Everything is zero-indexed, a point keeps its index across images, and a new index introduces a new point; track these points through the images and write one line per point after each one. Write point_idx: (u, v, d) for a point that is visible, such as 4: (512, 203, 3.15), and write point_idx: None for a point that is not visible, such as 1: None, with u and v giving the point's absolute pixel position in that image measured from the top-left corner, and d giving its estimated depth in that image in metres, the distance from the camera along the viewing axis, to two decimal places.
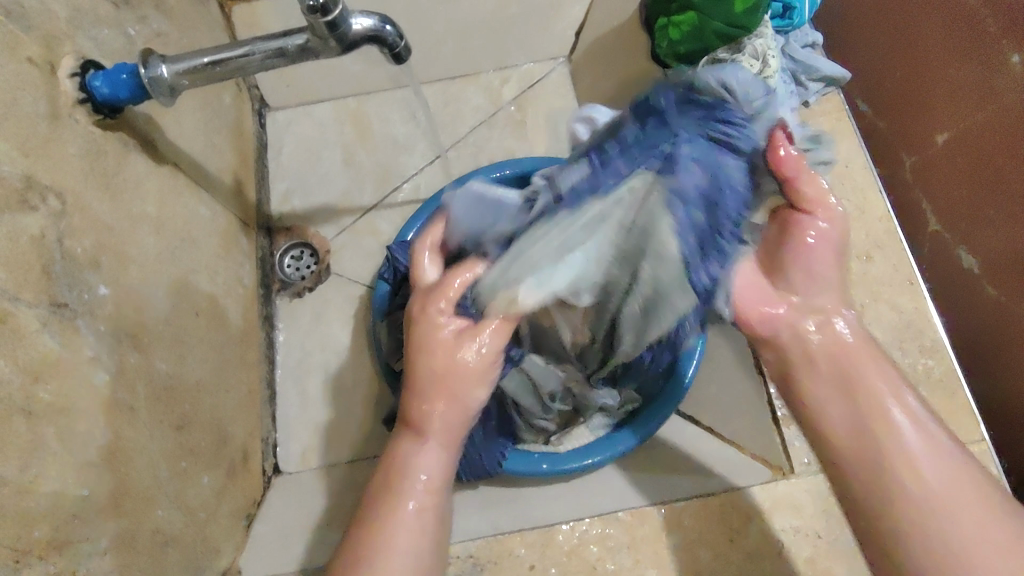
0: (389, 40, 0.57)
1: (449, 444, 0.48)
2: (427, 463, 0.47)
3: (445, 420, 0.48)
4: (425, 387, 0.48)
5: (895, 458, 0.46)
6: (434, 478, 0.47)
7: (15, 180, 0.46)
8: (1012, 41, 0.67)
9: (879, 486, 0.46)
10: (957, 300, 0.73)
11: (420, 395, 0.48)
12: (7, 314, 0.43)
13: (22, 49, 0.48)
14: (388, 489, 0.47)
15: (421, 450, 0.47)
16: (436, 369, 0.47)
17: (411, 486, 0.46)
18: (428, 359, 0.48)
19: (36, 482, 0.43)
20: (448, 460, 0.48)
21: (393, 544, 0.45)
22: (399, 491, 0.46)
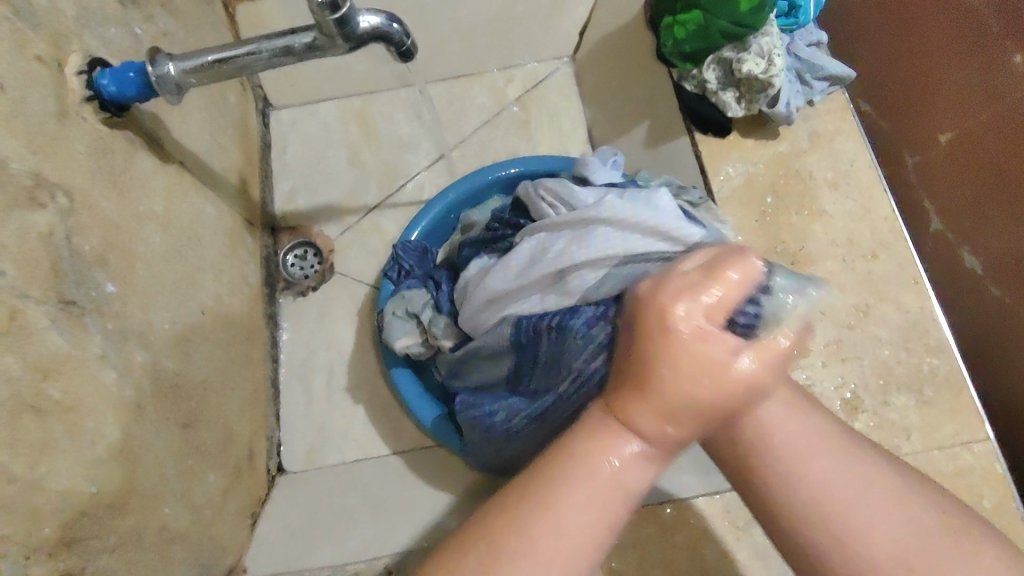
0: (395, 39, 0.57)
1: (659, 458, 0.41)
2: (628, 465, 0.40)
3: (659, 435, 0.40)
4: (660, 390, 0.39)
5: (775, 440, 0.43)
6: (629, 480, 0.41)
7: (23, 177, 0.46)
8: (1014, 41, 0.65)
9: (755, 472, 0.43)
10: (961, 299, 0.74)
11: (647, 395, 0.39)
12: (17, 310, 0.43)
13: (30, 47, 0.48)
14: (575, 461, 0.41)
15: (625, 442, 0.40)
16: (680, 371, 0.39)
17: (610, 479, 0.40)
18: (684, 352, 0.39)
19: (45, 478, 0.43)
20: (649, 474, 0.41)
21: (569, 525, 0.40)
22: (594, 477, 0.40)
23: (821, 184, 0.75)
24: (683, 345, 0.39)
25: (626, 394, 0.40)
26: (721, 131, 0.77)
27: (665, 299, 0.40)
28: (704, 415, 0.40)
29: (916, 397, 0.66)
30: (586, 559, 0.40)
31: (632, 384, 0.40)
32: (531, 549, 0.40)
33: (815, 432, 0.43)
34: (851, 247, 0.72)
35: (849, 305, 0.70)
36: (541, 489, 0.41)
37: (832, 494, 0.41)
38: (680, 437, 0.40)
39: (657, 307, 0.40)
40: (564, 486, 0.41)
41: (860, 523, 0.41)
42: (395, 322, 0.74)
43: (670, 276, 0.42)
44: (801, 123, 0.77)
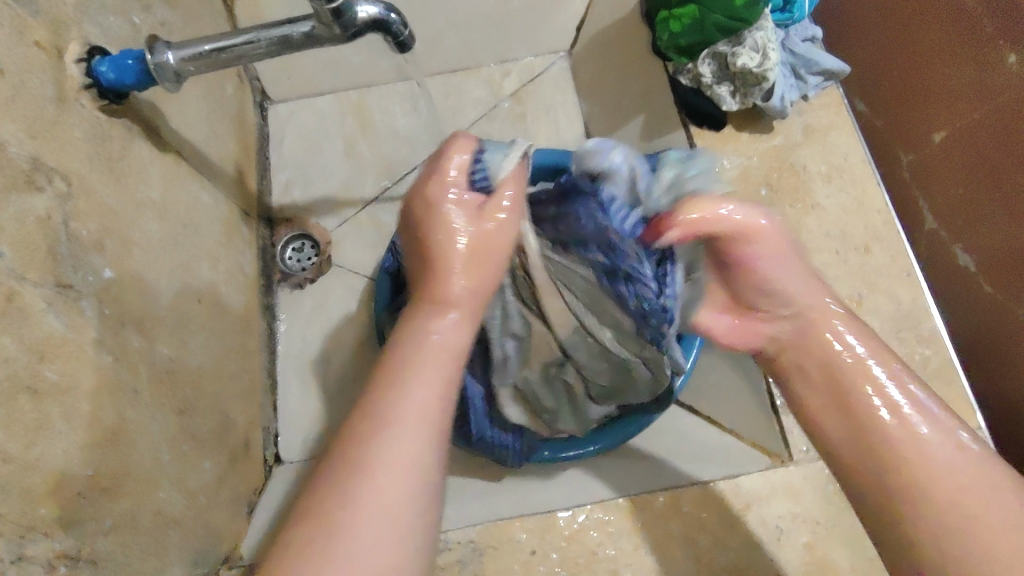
0: (392, 29, 0.57)
1: (460, 323, 0.50)
2: (445, 332, 0.49)
3: (450, 295, 0.50)
4: (437, 268, 0.50)
5: (946, 479, 0.49)
6: (447, 341, 0.49)
7: (22, 161, 0.46)
8: (1007, 39, 0.66)
9: (873, 475, 0.52)
10: (954, 296, 0.74)
11: (439, 272, 0.50)
12: (13, 292, 0.43)
13: (30, 32, 0.49)
14: (401, 356, 0.47)
15: (439, 317, 0.49)
16: (451, 244, 0.50)
17: (433, 349, 0.48)
18: (445, 238, 0.50)
19: (41, 459, 0.43)
20: (456, 337, 0.49)
21: (401, 412, 0.45)
22: (412, 361, 0.47)
23: (815, 177, 0.75)
24: (445, 236, 0.50)
25: (427, 289, 0.51)
26: (715, 125, 0.77)
27: (429, 206, 0.51)
28: (483, 285, 0.51)
29: None
30: (432, 432, 0.45)
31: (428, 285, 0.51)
32: (383, 451, 0.43)
33: (936, 445, 0.50)
34: (844, 240, 0.73)
35: (842, 297, 0.70)
36: (374, 398, 0.46)
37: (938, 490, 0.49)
38: (471, 292, 0.50)
39: (423, 206, 0.51)
40: (392, 383, 0.46)
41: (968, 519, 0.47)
42: None
43: (416, 197, 0.52)
44: (796, 117, 0.78)
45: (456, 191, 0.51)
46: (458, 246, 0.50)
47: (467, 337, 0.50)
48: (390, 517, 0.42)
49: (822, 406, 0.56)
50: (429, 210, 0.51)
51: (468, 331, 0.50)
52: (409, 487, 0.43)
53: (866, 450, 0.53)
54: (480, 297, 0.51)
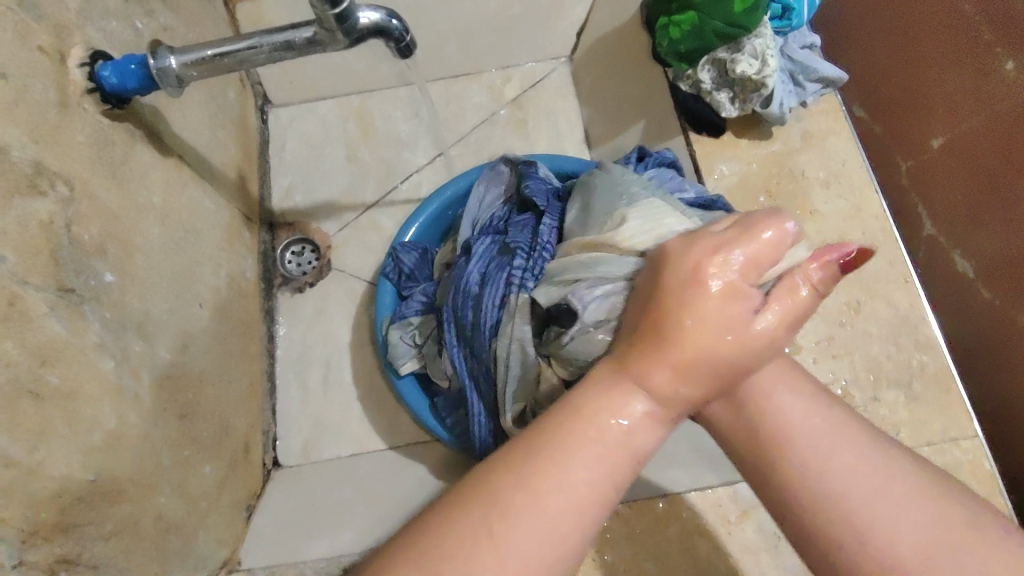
0: (394, 35, 0.58)
1: (626, 439, 0.41)
2: (623, 428, 0.41)
3: (652, 382, 0.41)
4: (664, 343, 0.41)
5: (802, 446, 0.43)
6: (632, 436, 0.41)
7: (24, 166, 0.46)
8: (1006, 46, 0.66)
9: (770, 463, 0.44)
10: (955, 305, 0.74)
11: (659, 352, 0.41)
12: (16, 296, 0.43)
13: (33, 38, 0.49)
14: (569, 424, 0.41)
15: (626, 405, 0.41)
16: (685, 338, 0.40)
17: (615, 433, 0.40)
18: (678, 327, 0.40)
19: (43, 463, 0.43)
20: (655, 431, 0.41)
21: (552, 495, 0.39)
22: (584, 435, 0.40)
23: (814, 183, 0.76)
24: (679, 331, 0.40)
25: (635, 373, 0.41)
26: (717, 131, 0.79)
27: (693, 291, 0.41)
28: (688, 401, 0.41)
29: (908, 393, 0.68)
30: (576, 537, 0.39)
31: (642, 351, 0.41)
32: (512, 532, 0.38)
33: (838, 427, 0.44)
34: (843, 246, 0.74)
35: (842, 305, 0.71)
36: (512, 465, 0.40)
37: (854, 488, 0.41)
38: (669, 395, 0.41)
39: (685, 274, 0.42)
40: (549, 458, 0.40)
41: (893, 513, 0.40)
42: (402, 342, 0.75)
43: (694, 247, 0.43)
44: (795, 123, 0.79)
45: (727, 275, 0.41)
46: (684, 323, 0.40)
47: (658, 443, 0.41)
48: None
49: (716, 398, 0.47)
50: (687, 281, 0.41)
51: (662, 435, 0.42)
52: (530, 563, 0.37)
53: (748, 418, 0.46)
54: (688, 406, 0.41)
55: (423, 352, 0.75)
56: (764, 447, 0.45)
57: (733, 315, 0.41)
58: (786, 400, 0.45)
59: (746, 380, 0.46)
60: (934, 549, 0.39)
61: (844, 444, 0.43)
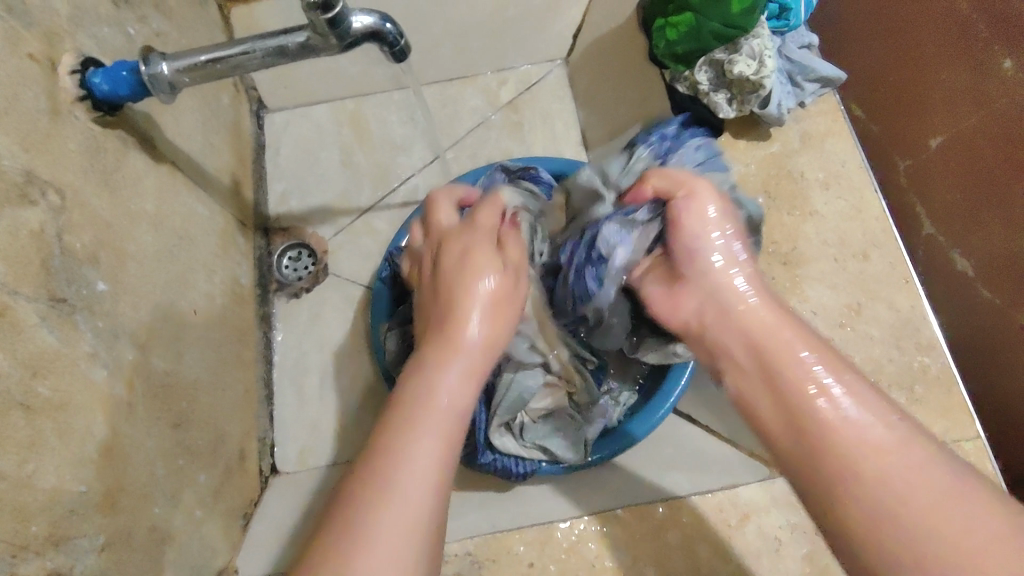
0: (388, 39, 0.57)
1: (469, 370, 0.50)
2: (453, 390, 0.48)
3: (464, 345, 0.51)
4: (455, 316, 0.53)
5: (854, 447, 0.43)
6: (454, 400, 0.48)
7: (14, 174, 0.45)
8: (1005, 45, 0.67)
9: (825, 471, 0.43)
10: (953, 302, 0.73)
11: (452, 336, 0.52)
12: (7, 307, 0.42)
13: (23, 45, 0.48)
14: (400, 420, 0.46)
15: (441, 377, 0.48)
16: (465, 293, 0.54)
17: (437, 414, 0.46)
18: (462, 288, 0.54)
19: (33, 476, 0.43)
20: (468, 390, 0.49)
21: (406, 483, 0.42)
22: (414, 420, 0.45)
23: (812, 184, 0.76)
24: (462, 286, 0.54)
25: (436, 346, 0.51)
26: (713, 132, 0.77)
27: (445, 256, 0.58)
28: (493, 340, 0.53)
29: (908, 395, 0.68)
30: (437, 504, 0.43)
31: (439, 339, 0.52)
32: (379, 531, 0.40)
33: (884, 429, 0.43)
34: (843, 248, 0.73)
35: (841, 306, 0.71)
36: (381, 444, 0.44)
37: (909, 494, 0.40)
38: (491, 302, 0.54)
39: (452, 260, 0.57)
40: (404, 432, 0.45)
41: (918, 497, 0.40)
42: (392, 347, 0.74)
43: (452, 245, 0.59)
44: (793, 124, 0.78)
45: (481, 260, 0.56)
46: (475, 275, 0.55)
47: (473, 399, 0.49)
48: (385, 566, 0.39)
49: (751, 388, 0.50)
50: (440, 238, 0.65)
51: (498, 326, 0.54)
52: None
53: (796, 424, 0.46)
54: (496, 347, 0.53)
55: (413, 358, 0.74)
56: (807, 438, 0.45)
57: (514, 259, 0.59)
58: (834, 401, 0.45)
59: (786, 369, 0.48)
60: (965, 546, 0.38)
61: (905, 453, 0.42)
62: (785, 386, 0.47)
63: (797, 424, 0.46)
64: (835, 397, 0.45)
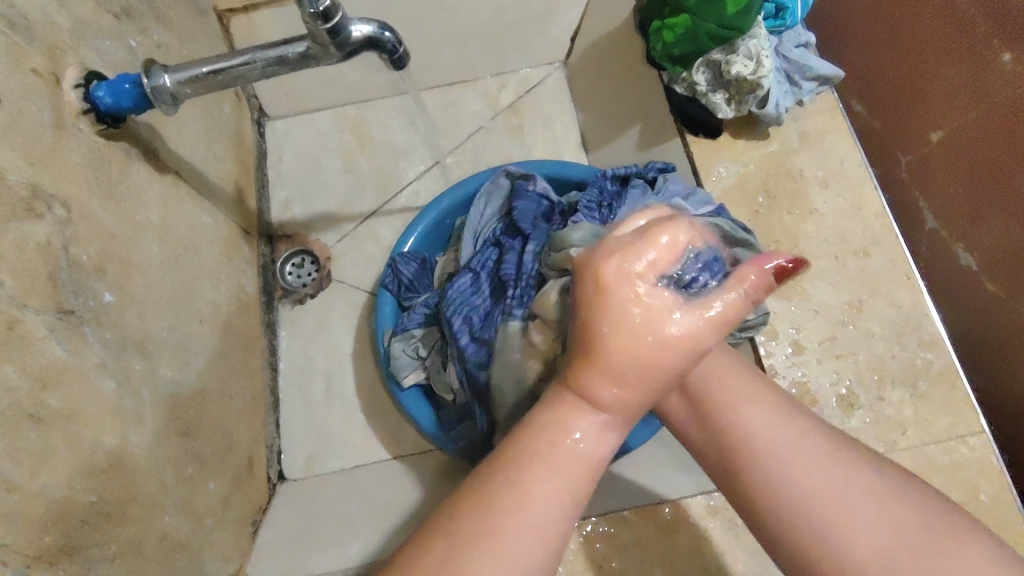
0: (388, 47, 0.58)
1: (614, 424, 0.41)
2: (586, 441, 0.40)
3: (606, 396, 0.40)
4: (595, 356, 0.40)
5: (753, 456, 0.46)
6: (592, 453, 0.41)
7: (21, 189, 0.46)
8: (1002, 39, 0.66)
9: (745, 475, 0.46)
10: (958, 296, 0.73)
11: (593, 365, 0.40)
12: (16, 319, 0.43)
13: (27, 60, 0.49)
14: (519, 452, 0.40)
15: (579, 420, 0.41)
16: (611, 330, 0.39)
17: (564, 463, 0.40)
18: (604, 307, 0.40)
19: (46, 487, 0.43)
20: (609, 441, 0.41)
21: (515, 540, 0.38)
22: (543, 463, 0.40)
23: (812, 182, 0.76)
24: (608, 330, 0.40)
25: (575, 369, 0.41)
26: (714, 133, 0.78)
27: (603, 267, 0.41)
28: (657, 378, 0.40)
29: (912, 391, 0.68)
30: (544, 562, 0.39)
31: (577, 367, 0.41)
32: None
33: (796, 438, 0.46)
34: (843, 244, 0.74)
35: (843, 302, 0.72)
36: (489, 495, 0.39)
37: (808, 497, 0.43)
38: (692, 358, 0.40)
39: (608, 277, 0.40)
40: (513, 482, 0.39)
41: (821, 489, 0.43)
42: (403, 355, 0.75)
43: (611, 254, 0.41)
44: (791, 123, 0.79)
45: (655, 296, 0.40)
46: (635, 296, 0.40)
47: (614, 447, 0.42)
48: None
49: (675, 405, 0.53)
50: (604, 295, 0.40)
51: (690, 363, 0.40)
52: None
53: (720, 439, 0.49)
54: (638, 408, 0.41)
55: (426, 364, 0.75)
56: (730, 457, 0.48)
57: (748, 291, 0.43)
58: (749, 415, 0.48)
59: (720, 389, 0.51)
60: (900, 554, 0.40)
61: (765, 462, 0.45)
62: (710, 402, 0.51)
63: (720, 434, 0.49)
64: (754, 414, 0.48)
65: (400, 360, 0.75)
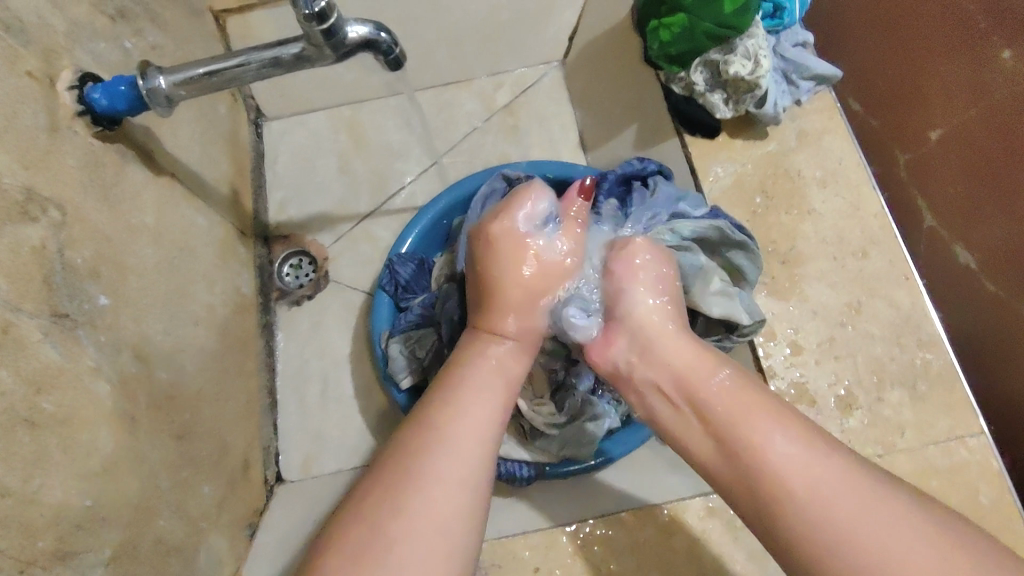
0: (383, 48, 0.57)
1: (516, 349, 0.57)
2: (501, 358, 0.55)
3: (509, 328, 0.58)
4: (499, 301, 0.59)
5: (786, 487, 0.44)
6: (504, 368, 0.54)
7: (15, 192, 0.46)
8: (1002, 35, 0.67)
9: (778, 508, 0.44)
10: (956, 298, 0.72)
11: (498, 307, 0.58)
12: (10, 324, 0.43)
13: (21, 63, 0.49)
14: (451, 381, 0.52)
15: (493, 346, 0.56)
16: (505, 278, 0.59)
17: (480, 381, 0.52)
18: (503, 262, 0.60)
19: (40, 492, 0.43)
20: (517, 361, 0.56)
21: (458, 445, 0.47)
22: (468, 385, 0.51)
23: (810, 182, 0.76)
24: (505, 274, 0.60)
25: (484, 318, 0.59)
26: (711, 133, 0.79)
27: (496, 228, 0.61)
28: (535, 302, 0.60)
29: (910, 392, 0.68)
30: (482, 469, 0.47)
31: (485, 313, 0.59)
32: (432, 482, 0.45)
33: (829, 468, 0.44)
34: (841, 245, 0.73)
35: (841, 303, 0.71)
36: (432, 411, 0.49)
37: (849, 531, 0.41)
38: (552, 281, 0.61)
39: (500, 240, 0.61)
40: (449, 398, 0.50)
41: (863, 523, 0.41)
42: (400, 357, 0.75)
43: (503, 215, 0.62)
44: (789, 122, 0.78)
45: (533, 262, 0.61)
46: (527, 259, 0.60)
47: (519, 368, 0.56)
48: (435, 533, 0.43)
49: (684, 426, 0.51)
50: (499, 254, 0.60)
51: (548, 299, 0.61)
52: (440, 544, 0.43)
53: (745, 472, 0.46)
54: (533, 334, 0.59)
55: (423, 366, 0.75)
56: (761, 493, 0.45)
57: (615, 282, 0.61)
58: (775, 443, 0.46)
59: (738, 421, 0.48)
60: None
61: (800, 496, 0.43)
62: (727, 431, 0.48)
63: (743, 466, 0.46)
64: (781, 442, 0.46)
65: (397, 362, 0.75)
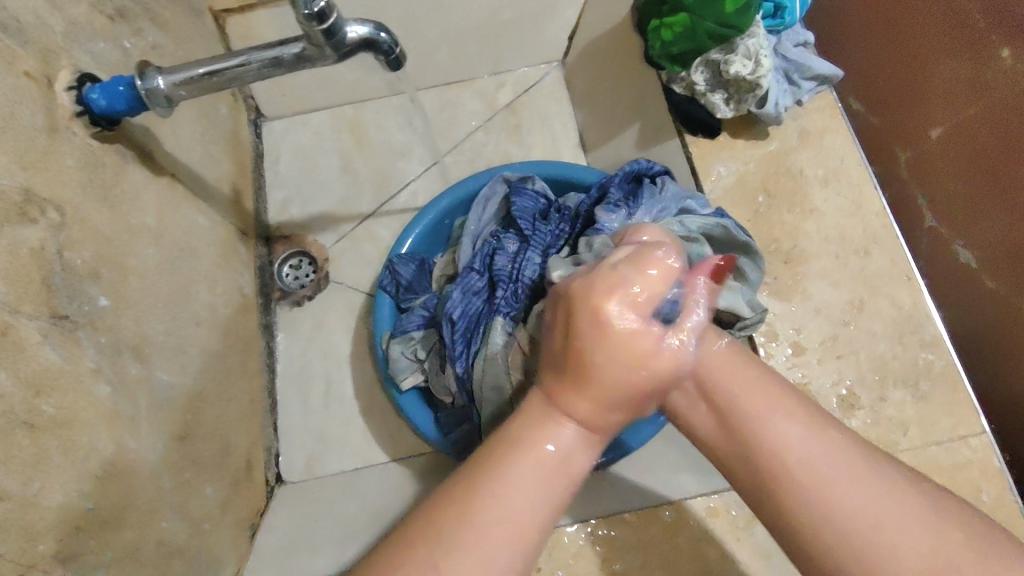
0: (383, 48, 0.57)
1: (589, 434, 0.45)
2: (566, 444, 0.44)
3: (580, 412, 0.44)
4: (581, 379, 0.44)
5: (787, 470, 0.44)
6: (569, 458, 0.44)
7: (14, 194, 0.45)
8: (1000, 34, 0.65)
9: (779, 492, 0.44)
10: (959, 296, 0.72)
11: (580, 388, 0.44)
12: (10, 326, 0.43)
13: (20, 63, 0.48)
14: (505, 457, 0.44)
15: (557, 429, 0.45)
16: (593, 362, 0.44)
17: (543, 460, 0.44)
18: (595, 342, 0.44)
19: (40, 495, 0.43)
20: (586, 453, 0.45)
21: (495, 529, 0.41)
22: (522, 468, 0.43)
23: (813, 181, 0.76)
24: (593, 347, 0.44)
25: (556, 388, 0.45)
26: (712, 133, 0.77)
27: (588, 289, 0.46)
28: (633, 399, 0.45)
29: (913, 391, 0.68)
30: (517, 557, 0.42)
31: (561, 381, 0.45)
32: (458, 569, 0.40)
33: (831, 455, 0.44)
34: (844, 244, 0.73)
35: (844, 301, 0.71)
36: (471, 492, 0.42)
37: (850, 523, 0.42)
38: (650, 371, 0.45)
39: (587, 318, 0.44)
40: (490, 479, 0.43)
41: (864, 516, 0.41)
42: (402, 358, 0.74)
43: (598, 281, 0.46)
44: (791, 121, 0.78)
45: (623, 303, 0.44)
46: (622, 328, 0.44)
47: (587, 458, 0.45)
48: None
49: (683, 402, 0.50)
50: (588, 329, 0.44)
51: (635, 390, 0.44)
52: None
53: (745, 451, 0.46)
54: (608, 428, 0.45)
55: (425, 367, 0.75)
56: (762, 476, 0.45)
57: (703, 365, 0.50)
58: (778, 424, 0.46)
59: (743, 399, 0.48)
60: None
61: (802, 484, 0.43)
62: (725, 403, 0.48)
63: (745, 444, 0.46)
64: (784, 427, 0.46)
65: (398, 363, 0.75)
